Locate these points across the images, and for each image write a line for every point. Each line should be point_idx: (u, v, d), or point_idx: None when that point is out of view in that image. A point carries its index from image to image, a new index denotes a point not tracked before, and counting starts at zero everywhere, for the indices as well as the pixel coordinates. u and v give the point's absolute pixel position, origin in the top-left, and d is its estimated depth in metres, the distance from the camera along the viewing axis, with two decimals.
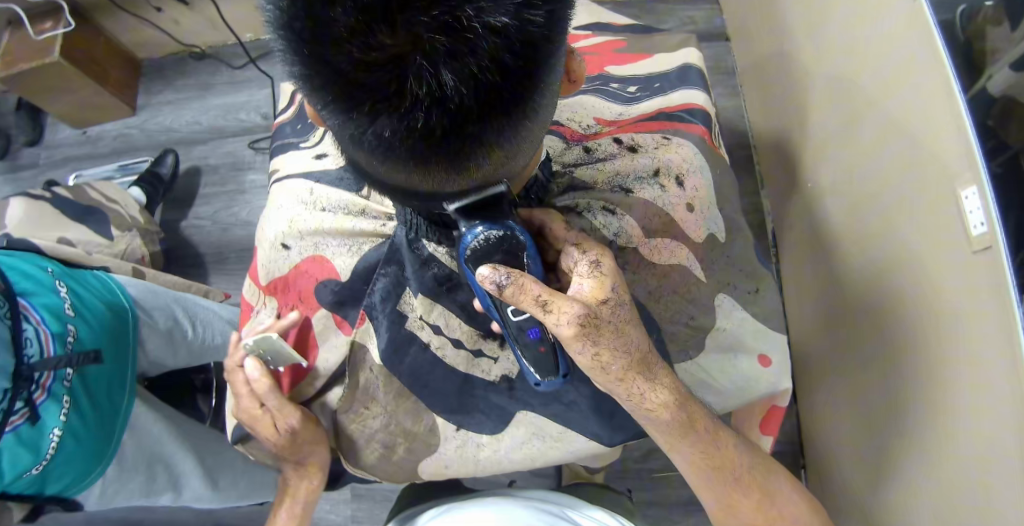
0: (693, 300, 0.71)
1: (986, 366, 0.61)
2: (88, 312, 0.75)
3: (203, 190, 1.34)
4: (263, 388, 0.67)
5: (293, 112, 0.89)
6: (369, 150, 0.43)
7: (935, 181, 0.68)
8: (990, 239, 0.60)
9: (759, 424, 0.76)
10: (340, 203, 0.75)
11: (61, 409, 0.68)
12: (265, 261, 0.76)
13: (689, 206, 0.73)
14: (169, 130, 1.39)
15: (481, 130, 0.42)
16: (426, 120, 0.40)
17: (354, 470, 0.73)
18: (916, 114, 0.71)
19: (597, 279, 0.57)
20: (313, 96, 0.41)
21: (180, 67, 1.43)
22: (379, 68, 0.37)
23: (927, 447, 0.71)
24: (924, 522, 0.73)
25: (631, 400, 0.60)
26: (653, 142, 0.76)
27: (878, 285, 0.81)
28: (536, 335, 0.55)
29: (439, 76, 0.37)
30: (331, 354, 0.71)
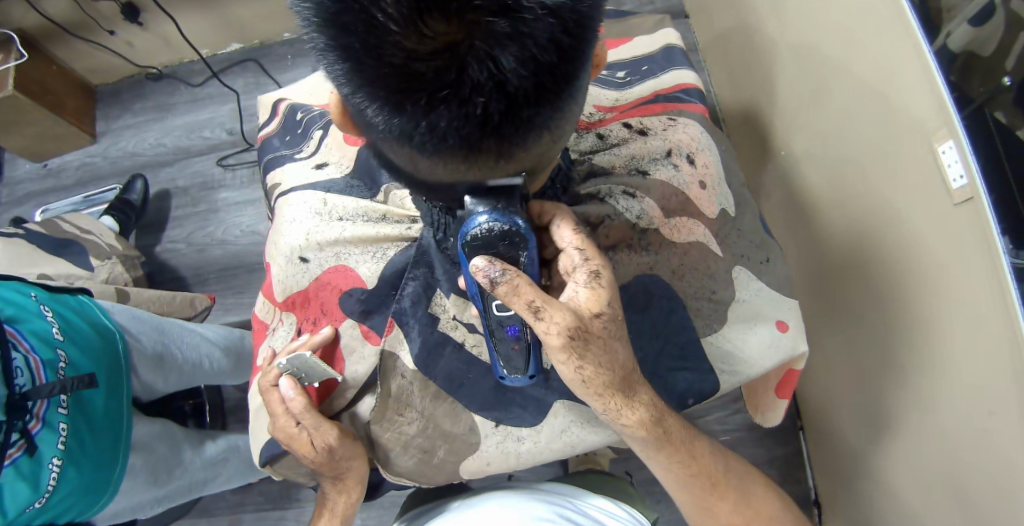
0: (711, 275, 0.71)
1: (978, 313, 0.64)
2: (77, 335, 0.72)
3: (175, 213, 1.31)
4: (299, 407, 0.66)
5: (278, 124, 0.89)
6: (420, 147, 0.42)
7: (908, 136, 0.71)
8: (971, 191, 0.62)
9: (775, 387, 0.74)
10: (358, 209, 0.76)
11: (59, 438, 0.66)
12: (282, 276, 0.75)
13: (702, 184, 0.74)
14: (133, 155, 1.35)
15: (537, 116, 0.42)
16: (485, 107, 0.40)
17: (394, 478, 0.71)
18: (882, 71, 0.74)
19: (593, 291, 0.57)
20: (358, 97, 0.41)
21: (137, 89, 1.39)
22: (435, 57, 0.38)
23: (925, 397, 0.74)
24: (930, 473, 0.75)
25: (608, 414, 0.63)
26: (660, 124, 0.78)
27: (861, 243, 0.83)
28: (514, 333, 0.60)
29: (499, 59, 0.37)
30: (361, 364, 0.70)
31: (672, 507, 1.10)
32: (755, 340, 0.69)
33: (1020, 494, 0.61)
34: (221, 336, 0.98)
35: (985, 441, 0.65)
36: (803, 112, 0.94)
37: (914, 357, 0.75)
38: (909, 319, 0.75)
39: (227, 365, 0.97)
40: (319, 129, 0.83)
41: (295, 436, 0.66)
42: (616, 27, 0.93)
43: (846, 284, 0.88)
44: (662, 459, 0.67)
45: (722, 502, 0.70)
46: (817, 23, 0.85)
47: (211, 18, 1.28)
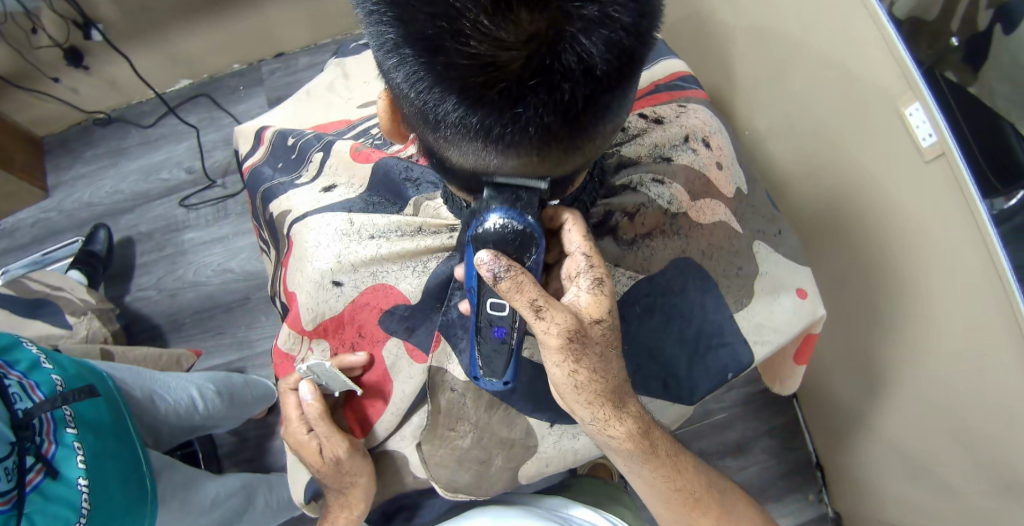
0: (737, 252, 0.71)
1: (960, 261, 0.67)
2: (66, 361, 0.71)
3: (141, 259, 1.26)
4: (314, 412, 0.64)
5: (264, 151, 0.83)
6: (501, 137, 0.44)
7: (875, 100, 0.74)
8: (942, 147, 0.65)
9: (793, 355, 0.75)
10: (390, 225, 0.70)
11: (78, 457, 0.63)
12: (311, 302, 0.68)
13: (719, 164, 0.74)
14: (90, 205, 1.28)
15: (610, 101, 0.44)
16: (570, 93, 0.42)
17: (451, 495, 0.69)
18: (844, 40, 0.77)
19: (595, 297, 0.56)
20: (435, 94, 0.43)
21: (85, 137, 1.32)
22: (524, 47, 0.40)
23: (914, 349, 0.77)
24: (931, 425, 0.78)
25: (593, 426, 0.61)
26: (672, 111, 0.78)
27: (836, 211, 0.86)
28: (500, 333, 0.54)
29: (587, 44, 0.40)
30: (409, 382, 0.68)
31: None
32: (780, 311, 0.69)
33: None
34: (208, 376, 0.93)
35: (982, 378, 0.68)
36: (764, 91, 0.97)
37: (898, 311, 0.78)
38: (889, 278, 0.78)
39: (222, 406, 0.93)
40: (317, 151, 0.78)
41: (305, 444, 0.65)
42: None
43: (820, 251, 0.91)
44: (649, 470, 0.64)
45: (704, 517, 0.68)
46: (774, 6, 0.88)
47: (159, 56, 1.25)
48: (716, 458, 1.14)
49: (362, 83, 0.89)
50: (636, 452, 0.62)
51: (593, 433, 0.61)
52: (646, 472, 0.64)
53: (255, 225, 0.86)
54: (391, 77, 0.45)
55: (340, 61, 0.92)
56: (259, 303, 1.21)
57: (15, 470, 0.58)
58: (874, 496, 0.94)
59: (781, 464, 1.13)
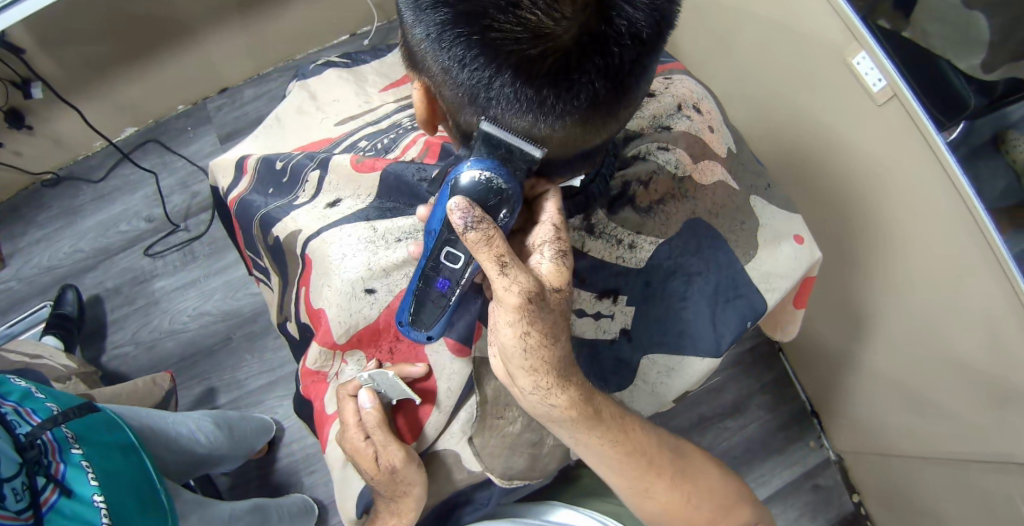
0: (738, 208, 0.73)
1: (924, 192, 0.72)
2: (55, 394, 0.67)
3: (113, 316, 1.21)
4: (372, 421, 0.63)
5: (249, 180, 0.82)
6: (552, 109, 0.46)
7: (823, 56, 0.78)
8: (892, 90, 0.70)
9: (793, 299, 0.79)
10: (411, 227, 0.71)
11: (88, 474, 0.59)
12: (345, 313, 0.68)
13: (711, 128, 0.77)
14: (50, 269, 1.23)
15: (646, 66, 0.48)
16: (619, 57, 0.45)
17: (508, 483, 0.71)
18: (784, 7, 0.81)
19: (557, 267, 0.57)
20: (488, 71, 0.45)
21: (34, 200, 1.27)
22: (580, 16, 0.43)
23: (890, 282, 0.82)
24: (916, 351, 0.83)
25: (535, 392, 0.60)
26: (661, 83, 0.79)
27: (801, 163, 0.90)
28: (442, 287, 0.56)
29: (632, 10, 0.44)
30: (453, 379, 0.68)
31: None
32: (784, 257, 0.72)
33: (1009, 339, 0.69)
34: (206, 412, 0.91)
35: (959, 299, 0.73)
36: (713, 62, 1.01)
37: (875, 248, 0.82)
38: (860, 218, 0.82)
39: (224, 439, 0.90)
40: (313, 169, 0.77)
41: (361, 451, 0.63)
42: None
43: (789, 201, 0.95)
44: (593, 438, 0.63)
45: (660, 483, 0.68)
46: None
47: (102, 105, 1.21)
48: (716, 422, 1.17)
49: (331, 103, 0.90)
50: (581, 421, 0.61)
51: (534, 404, 0.60)
52: (592, 440, 0.63)
53: (252, 257, 0.84)
54: (435, 62, 0.46)
55: (303, 84, 0.92)
56: (242, 341, 1.19)
57: (26, 490, 0.54)
58: (875, 428, 0.99)
59: (778, 418, 1.17)
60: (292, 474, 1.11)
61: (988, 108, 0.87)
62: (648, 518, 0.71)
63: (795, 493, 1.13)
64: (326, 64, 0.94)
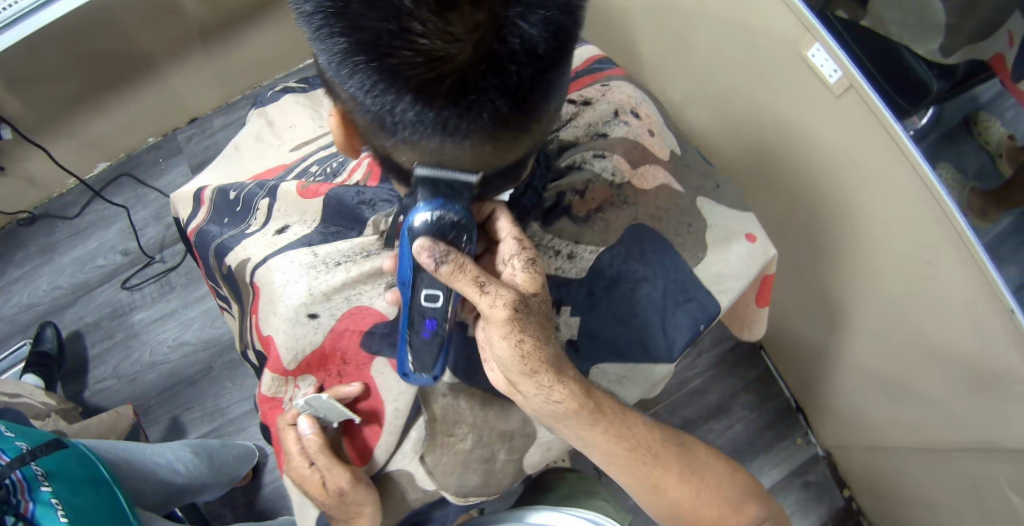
0: (683, 210, 0.74)
1: (887, 180, 0.72)
2: (25, 430, 0.65)
3: (93, 352, 1.20)
4: (314, 446, 0.63)
5: (207, 211, 0.81)
6: (456, 130, 0.47)
7: (780, 50, 0.79)
8: (848, 80, 0.71)
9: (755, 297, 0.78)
10: (353, 249, 0.72)
11: (58, 511, 0.57)
12: (289, 339, 0.67)
13: (651, 132, 0.77)
14: (29, 308, 1.22)
15: (552, 79, 0.48)
16: (517, 74, 0.45)
17: (463, 500, 0.68)
18: (737, 5, 0.82)
19: (530, 274, 0.59)
20: (390, 96, 0.45)
21: (8, 240, 1.25)
22: (471, 37, 0.42)
23: (861, 271, 0.82)
24: (890, 338, 0.83)
25: (536, 395, 0.60)
26: (598, 91, 0.80)
27: (767, 158, 0.90)
28: (430, 327, 0.56)
29: (526, 26, 0.43)
30: (399, 399, 0.67)
31: None
32: (734, 258, 0.72)
33: (981, 322, 0.69)
34: (187, 441, 0.89)
35: (929, 284, 0.73)
36: (672, 66, 1.02)
37: (845, 239, 0.82)
38: (828, 210, 0.83)
39: (204, 467, 0.88)
40: (263, 197, 0.78)
41: (308, 479, 0.63)
42: None
43: (758, 198, 0.95)
44: (598, 434, 0.63)
45: (668, 475, 0.67)
46: None
47: (72, 142, 1.20)
48: (701, 424, 1.16)
49: (288, 129, 0.90)
50: (583, 414, 0.62)
51: (540, 405, 0.61)
52: (598, 437, 0.63)
53: (215, 288, 0.83)
54: (342, 89, 0.47)
55: (261, 111, 0.92)
56: (222, 370, 1.18)
57: None
58: (859, 419, 0.98)
59: (763, 416, 1.16)
60: (278, 500, 1.10)
61: (951, 90, 0.90)
62: (657, 513, 0.70)
63: (785, 490, 1.12)
64: (283, 90, 0.93)
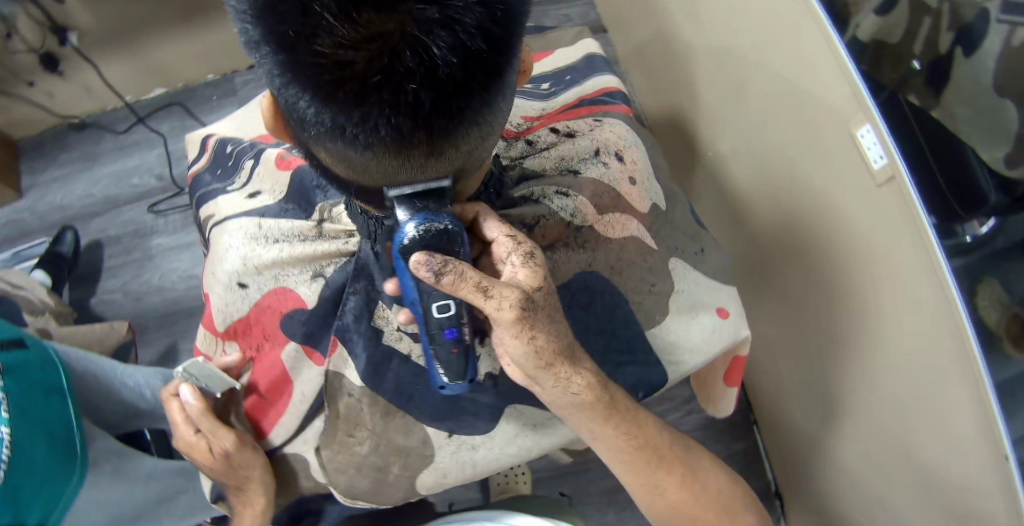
0: (650, 268, 0.71)
1: (912, 284, 0.67)
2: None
3: (107, 263, 1.24)
4: (196, 413, 0.62)
5: (208, 159, 0.86)
6: (353, 139, 0.43)
7: (830, 122, 0.74)
8: (892, 169, 0.66)
9: (723, 376, 0.76)
10: (293, 230, 0.72)
11: (2, 405, 0.58)
12: (221, 304, 0.69)
13: (631, 179, 0.75)
14: (61, 209, 1.28)
15: (467, 107, 0.43)
16: (416, 96, 0.40)
17: (350, 502, 0.67)
18: (799, 65, 0.77)
19: (530, 268, 0.56)
20: (292, 90, 0.42)
21: (60, 140, 1.32)
22: (367, 47, 0.38)
23: (868, 372, 0.77)
24: (881, 449, 0.77)
25: (554, 387, 0.58)
26: (587, 126, 0.79)
27: (795, 232, 0.85)
28: (452, 334, 0.52)
29: (429, 47, 0.39)
30: (307, 385, 0.67)
31: (632, 513, 1.01)
32: (698, 330, 0.70)
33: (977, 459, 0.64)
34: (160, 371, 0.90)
35: (932, 403, 0.68)
36: (726, 115, 0.98)
37: (857, 335, 0.77)
38: (842, 299, 0.78)
39: None
40: (249, 158, 0.81)
41: (194, 445, 0.63)
42: (534, 44, 0.95)
43: (779, 272, 0.90)
44: (610, 431, 0.62)
45: (670, 476, 0.64)
46: (732, 28, 0.89)
47: (134, 62, 1.26)
48: None
49: None
50: (597, 407, 0.60)
51: (557, 397, 0.59)
52: (609, 433, 0.62)
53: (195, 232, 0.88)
54: (257, 68, 0.44)
55: None
56: None
57: None
58: None
59: None
60: None
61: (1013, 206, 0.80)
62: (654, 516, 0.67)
63: None
64: None
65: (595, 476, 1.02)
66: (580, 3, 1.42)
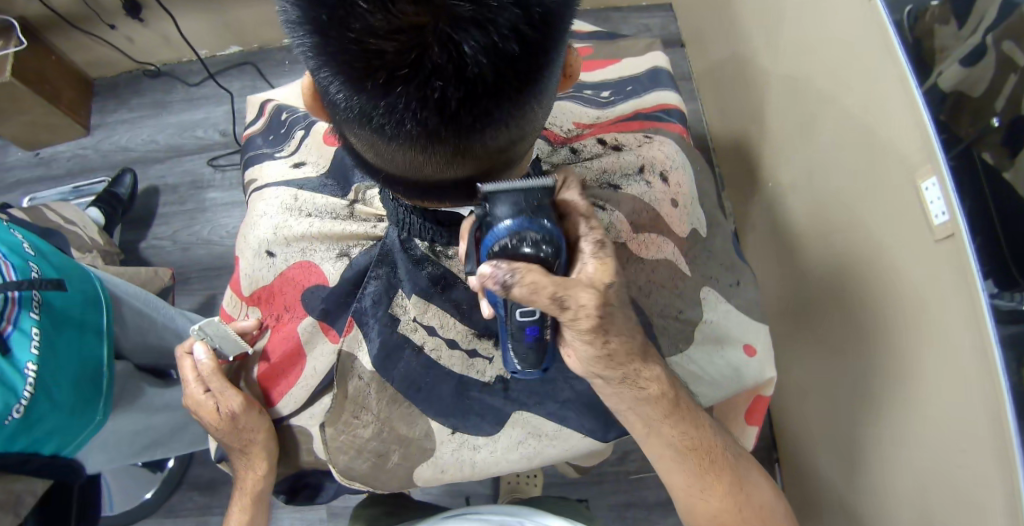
0: (680, 294, 0.70)
1: (955, 352, 0.63)
2: (46, 251, 0.67)
3: (162, 209, 1.29)
4: (207, 371, 0.64)
5: (263, 123, 0.88)
6: (378, 128, 0.43)
7: (895, 168, 0.71)
8: (952, 227, 0.62)
9: (744, 416, 0.74)
10: (326, 206, 0.73)
11: (32, 342, 0.59)
12: (249, 269, 0.72)
13: (674, 202, 0.74)
14: (125, 150, 1.33)
15: (496, 107, 0.42)
16: (442, 93, 0.40)
17: (347, 483, 0.67)
18: (870, 103, 0.74)
19: (601, 261, 0.52)
20: (325, 72, 0.41)
21: (134, 85, 1.38)
22: (398, 36, 0.38)
23: (898, 434, 0.73)
24: (902, 516, 0.73)
25: (620, 383, 0.58)
26: (635, 140, 0.78)
27: (844, 277, 0.81)
28: (534, 332, 0.52)
29: (459, 44, 0.37)
30: (320, 360, 0.68)
31: None
32: (721, 364, 0.70)
33: None
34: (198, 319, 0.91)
35: (960, 478, 0.64)
36: (790, 145, 0.94)
37: (893, 394, 0.73)
38: (883, 354, 0.74)
39: None
40: (301, 128, 0.83)
41: (201, 404, 0.64)
42: (605, 49, 0.94)
43: (825, 316, 0.86)
44: (668, 427, 0.60)
45: (716, 488, 0.61)
46: (808, 56, 0.86)
47: (212, 19, 1.29)
48: None
49: None
50: (661, 403, 0.60)
51: (626, 396, 0.59)
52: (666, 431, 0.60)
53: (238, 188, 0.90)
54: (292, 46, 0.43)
55: None
56: None
57: None
58: None
59: None
60: None
61: None
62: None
63: None
64: None
65: (604, 490, 1.01)
66: (661, 12, 1.38)
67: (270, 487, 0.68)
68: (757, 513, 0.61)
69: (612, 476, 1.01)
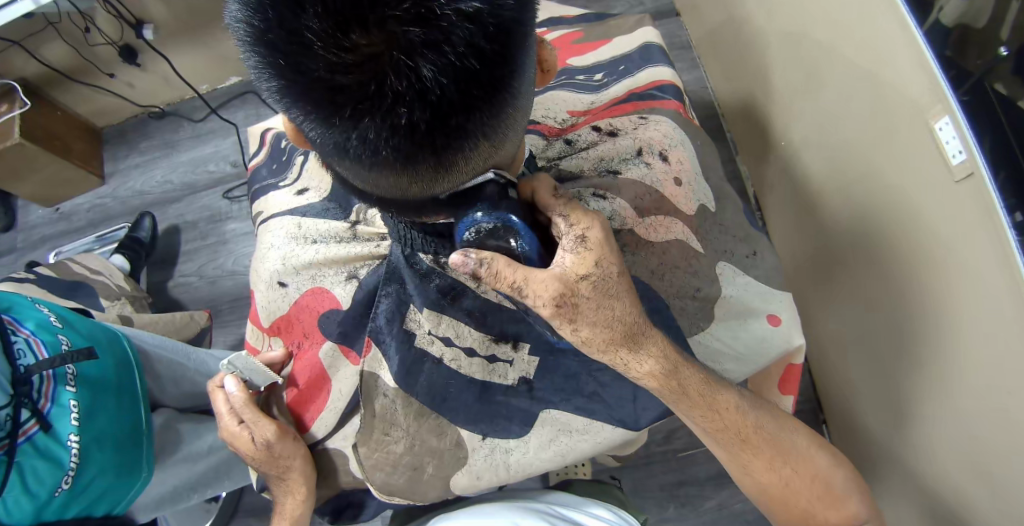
0: (694, 272, 0.69)
1: (988, 291, 0.62)
2: (77, 321, 0.69)
3: (184, 247, 1.31)
4: (240, 403, 0.65)
5: (265, 153, 0.89)
6: (356, 157, 0.44)
7: (905, 112, 0.69)
8: (971, 164, 0.60)
9: (778, 385, 0.73)
10: (330, 231, 0.75)
11: (71, 415, 0.62)
12: (265, 302, 0.74)
13: (677, 180, 0.73)
14: (141, 194, 1.36)
15: (467, 122, 0.42)
16: (409, 118, 0.40)
17: (386, 498, 0.68)
18: (869, 47, 0.72)
19: (579, 255, 0.53)
20: (297, 112, 0.42)
21: (141, 129, 1.41)
22: (357, 70, 0.38)
23: (943, 382, 0.71)
24: (955, 465, 0.72)
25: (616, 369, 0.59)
26: (630, 123, 0.77)
27: (870, 225, 0.79)
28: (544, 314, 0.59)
29: (416, 69, 0.38)
30: (345, 383, 0.70)
31: (692, 511, 0.98)
32: (746, 337, 0.68)
33: None
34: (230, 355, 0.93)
35: (1009, 420, 0.63)
36: (797, 100, 0.92)
37: (933, 340, 0.71)
38: (915, 303, 0.73)
39: None
40: (300, 154, 0.84)
41: (238, 436, 0.66)
42: (596, 30, 0.92)
43: (852, 271, 0.85)
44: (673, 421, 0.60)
45: (757, 459, 0.61)
46: (804, 8, 0.83)
47: (205, 54, 1.30)
48: None
49: None
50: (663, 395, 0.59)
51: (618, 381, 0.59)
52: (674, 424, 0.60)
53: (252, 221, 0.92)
54: (260, 95, 0.45)
55: None
56: None
57: (9, 421, 0.58)
58: None
59: None
60: None
61: None
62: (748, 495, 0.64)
63: None
64: None
65: (653, 471, 1.01)
66: None
67: (309, 509, 0.69)
68: (800, 485, 0.61)
69: (659, 456, 1.01)
